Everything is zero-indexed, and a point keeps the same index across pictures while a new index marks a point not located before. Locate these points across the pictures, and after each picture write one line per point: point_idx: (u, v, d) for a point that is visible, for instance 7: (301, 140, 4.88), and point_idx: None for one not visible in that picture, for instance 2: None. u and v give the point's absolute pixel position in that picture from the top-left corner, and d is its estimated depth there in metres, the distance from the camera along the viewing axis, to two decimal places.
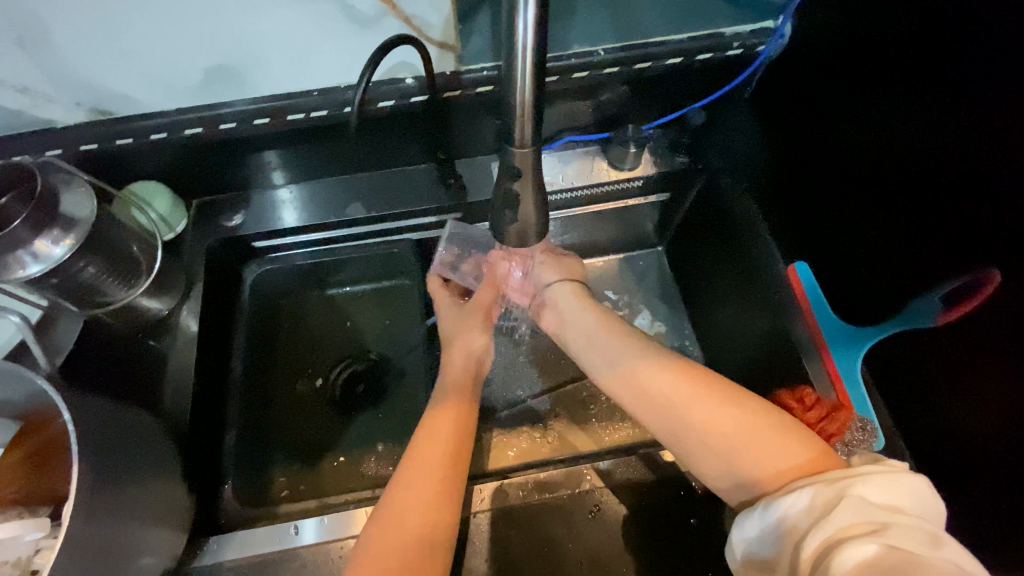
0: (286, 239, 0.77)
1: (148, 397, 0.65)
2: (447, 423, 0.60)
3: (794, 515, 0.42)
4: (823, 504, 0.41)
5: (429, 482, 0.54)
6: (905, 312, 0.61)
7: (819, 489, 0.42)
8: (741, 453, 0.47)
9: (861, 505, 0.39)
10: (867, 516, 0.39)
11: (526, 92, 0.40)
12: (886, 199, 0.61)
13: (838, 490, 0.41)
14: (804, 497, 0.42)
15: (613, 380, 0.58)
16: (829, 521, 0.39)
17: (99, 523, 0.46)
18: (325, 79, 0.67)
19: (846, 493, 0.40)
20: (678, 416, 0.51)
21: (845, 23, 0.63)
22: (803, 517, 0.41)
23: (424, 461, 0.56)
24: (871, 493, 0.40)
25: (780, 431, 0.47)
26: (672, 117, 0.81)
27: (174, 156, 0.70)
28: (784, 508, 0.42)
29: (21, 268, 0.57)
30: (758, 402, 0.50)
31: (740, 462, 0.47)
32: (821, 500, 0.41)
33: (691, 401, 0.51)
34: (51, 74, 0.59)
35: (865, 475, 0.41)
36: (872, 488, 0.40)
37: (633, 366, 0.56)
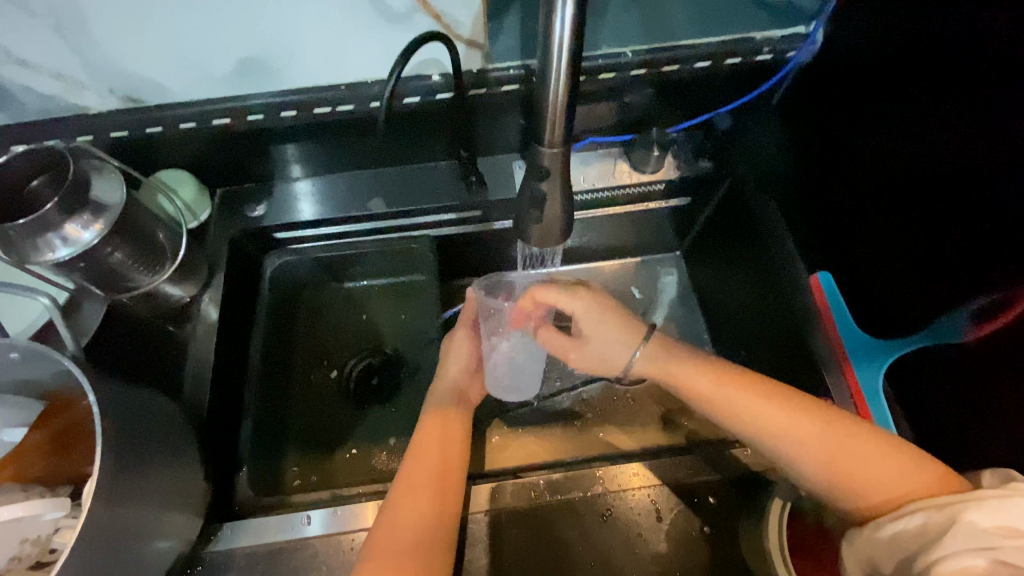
0: (308, 232, 0.77)
1: (169, 382, 0.65)
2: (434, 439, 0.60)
3: (905, 531, 0.47)
4: (936, 525, 0.45)
5: (428, 481, 0.56)
6: (935, 327, 0.60)
7: (929, 513, 0.46)
8: (865, 479, 0.51)
9: (973, 530, 0.43)
10: (980, 540, 0.43)
11: (560, 91, 0.40)
12: (916, 211, 0.59)
13: (949, 515, 0.45)
14: (916, 519, 0.46)
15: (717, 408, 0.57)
16: (940, 545, 0.44)
17: (118, 504, 0.47)
18: (352, 73, 0.67)
19: (957, 518, 0.44)
20: (798, 447, 0.53)
21: (878, 31, 0.62)
22: (919, 536, 0.46)
23: (422, 464, 0.57)
24: (981, 517, 0.43)
25: (891, 453, 0.51)
26: (696, 121, 0.81)
27: (202, 146, 0.71)
28: (894, 531, 0.47)
29: (50, 251, 0.58)
30: (861, 426, 0.53)
31: (867, 486, 0.51)
32: (935, 521, 0.45)
33: (806, 432, 0.53)
34: (87, 60, 0.60)
35: (978, 500, 0.44)
36: (985, 512, 0.44)
37: (733, 399, 0.56)
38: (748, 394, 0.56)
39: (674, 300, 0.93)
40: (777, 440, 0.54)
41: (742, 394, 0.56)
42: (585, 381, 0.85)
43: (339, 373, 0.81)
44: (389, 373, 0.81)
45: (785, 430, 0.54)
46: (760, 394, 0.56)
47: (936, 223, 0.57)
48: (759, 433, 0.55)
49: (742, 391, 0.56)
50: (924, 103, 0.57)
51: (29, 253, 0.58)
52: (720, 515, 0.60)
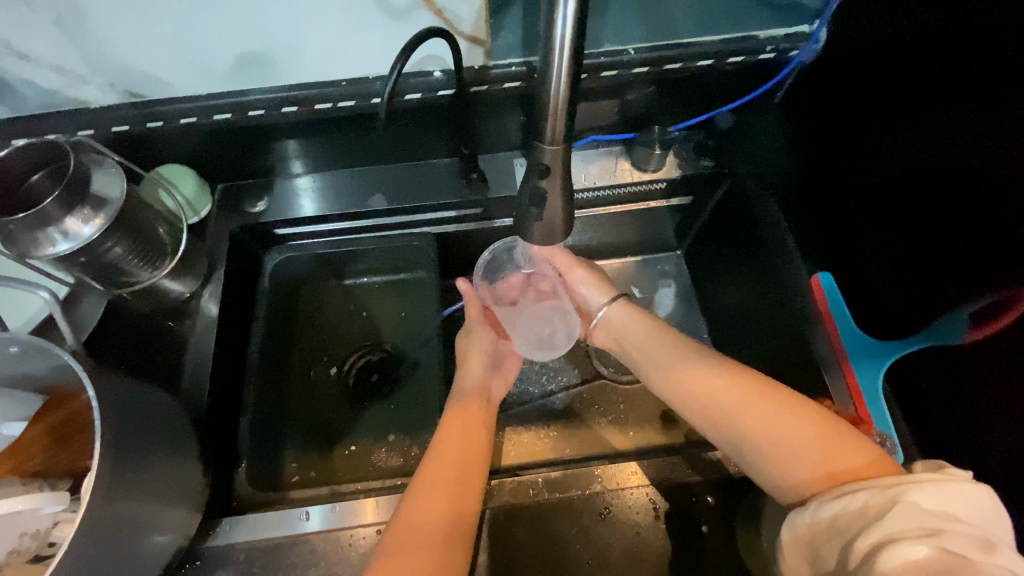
0: (309, 228, 0.77)
1: (168, 377, 0.66)
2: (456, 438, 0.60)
3: (846, 514, 0.41)
4: (876, 507, 0.40)
5: (450, 479, 0.56)
6: (936, 327, 0.60)
7: (871, 493, 0.41)
8: (808, 454, 0.48)
9: (912, 510, 0.39)
10: (922, 521, 0.38)
11: (561, 88, 0.40)
12: (918, 212, 0.59)
13: (891, 495, 0.40)
14: (856, 499, 0.41)
15: (674, 378, 0.59)
16: (878, 527, 0.39)
17: (116, 499, 0.47)
18: (354, 69, 0.67)
19: (900, 498, 0.39)
20: (741, 418, 0.52)
21: (882, 30, 0.61)
22: (857, 519, 0.41)
23: (445, 463, 0.57)
24: (925, 498, 0.39)
25: (842, 435, 0.48)
26: (699, 119, 0.80)
27: (202, 141, 0.71)
28: (833, 511, 0.42)
29: (50, 246, 0.58)
30: (816, 410, 0.51)
31: (808, 462, 0.47)
32: (876, 502, 0.40)
33: (751, 403, 0.52)
34: (87, 54, 0.60)
35: (919, 482, 0.40)
36: (929, 494, 0.39)
37: (688, 370, 0.58)
38: (700, 365, 0.58)
39: (674, 299, 0.93)
40: (729, 408, 0.53)
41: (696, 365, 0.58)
42: (585, 379, 0.85)
43: (339, 369, 0.81)
44: (389, 369, 0.81)
45: (731, 401, 0.53)
46: (712, 366, 0.57)
47: (936, 224, 0.57)
48: (707, 403, 0.55)
49: (697, 364, 0.58)
50: (926, 103, 0.57)
51: (29, 248, 0.58)
52: (719, 515, 0.60)
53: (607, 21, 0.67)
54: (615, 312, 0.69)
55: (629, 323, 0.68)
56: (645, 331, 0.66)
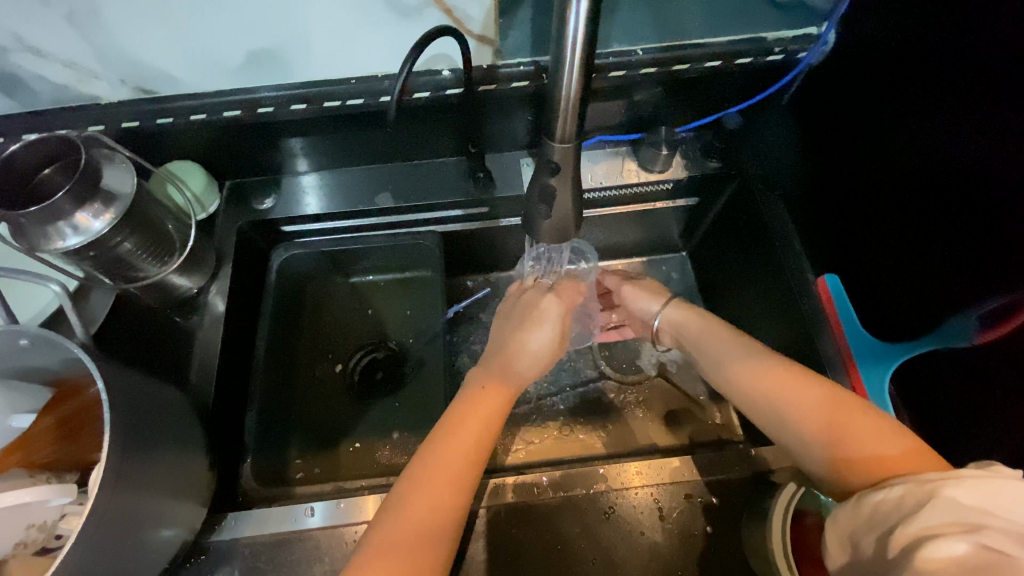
0: (316, 225, 0.78)
1: (176, 372, 0.66)
2: (461, 427, 0.57)
3: (885, 506, 0.42)
4: (913, 498, 0.41)
5: (441, 477, 0.53)
6: (942, 330, 0.60)
7: (910, 486, 0.42)
8: (846, 443, 0.49)
9: (952, 504, 0.39)
10: (958, 515, 0.38)
11: (573, 86, 0.40)
12: (927, 212, 0.59)
13: (928, 490, 0.40)
14: (895, 490, 0.43)
15: (720, 374, 0.62)
16: (917, 519, 0.39)
17: (124, 492, 0.47)
18: (363, 68, 0.67)
19: (937, 493, 0.40)
20: (783, 408, 0.55)
21: (890, 32, 0.61)
22: (896, 511, 0.42)
23: (443, 451, 0.55)
24: (963, 493, 0.39)
25: (880, 425, 0.50)
26: (706, 120, 0.80)
27: (211, 137, 0.72)
28: (875, 500, 0.43)
29: (61, 239, 0.58)
30: (857, 401, 0.52)
31: (847, 451, 0.49)
32: (914, 494, 0.41)
33: (792, 394, 0.54)
34: (100, 51, 0.61)
35: (960, 477, 0.40)
36: (966, 489, 0.39)
37: (734, 364, 0.61)
38: (745, 360, 0.60)
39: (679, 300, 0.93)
40: (772, 397, 0.56)
41: (740, 359, 0.61)
42: (589, 379, 0.85)
43: (345, 366, 0.81)
44: (394, 367, 0.82)
45: (772, 393, 0.56)
46: (756, 358, 0.60)
47: (945, 226, 0.57)
48: (750, 395, 0.58)
49: (740, 358, 0.61)
50: (934, 104, 0.57)
51: (40, 241, 0.58)
52: (723, 516, 0.60)
53: (616, 21, 0.67)
54: (672, 314, 0.72)
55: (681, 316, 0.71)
56: (697, 323, 0.69)
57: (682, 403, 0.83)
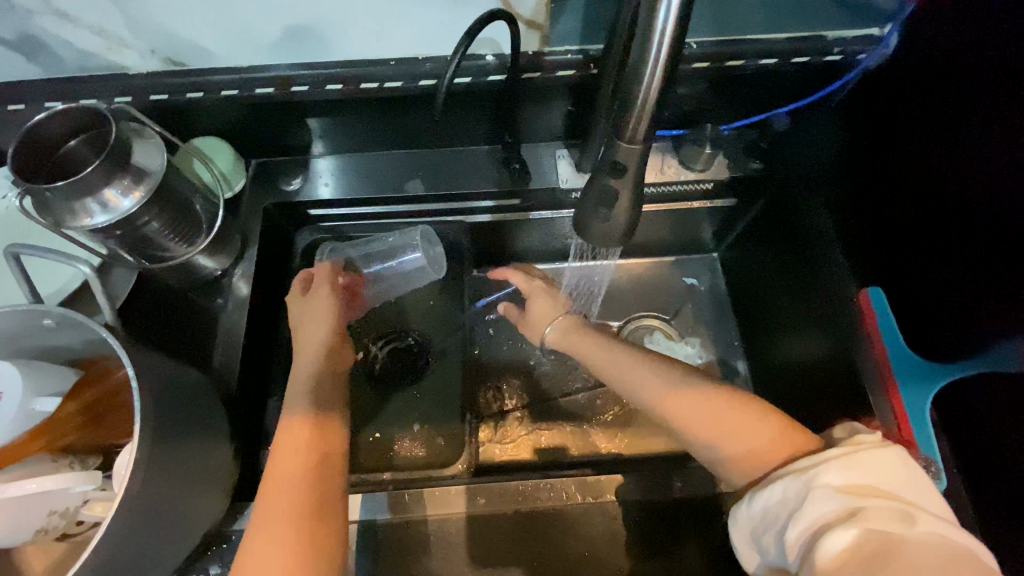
0: (342, 210, 0.75)
1: (199, 356, 0.64)
2: (290, 451, 0.54)
3: (772, 508, 0.44)
4: (795, 494, 0.43)
5: (285, 504, 0.50)
6: (991, 354, 0.57)
7: (788, 482, 0.44)
8: (721, 442, 0.51)
9: (827, 491, 0.42)
10: (839, 502, 0.41)
11: (654, 84, 0.37)
12: (984, 229, 0.57)
13: (805, 482, 0.43)
14: (777, 490, 0.44)
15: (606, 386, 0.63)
16: (805, 512, 0.42)
17: (152, 483, 0.46)
18: (403, 49, 0.65)
19: (814, 484, 0.42)
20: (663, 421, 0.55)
21: (954, 36, 0.59)
22: (784, 508, 0.43)
23: (284, 480, 0.51)
24: (836, 480, 0.42)
25: (749, 416, 0.51)
26: (756, 119, 0.77)
27: (240, 115, 0.69)
28: (764, 504, 0.45)
29: (88, 217, 0.56)
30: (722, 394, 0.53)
31: (723, 448, 0.51)
32: (795, 489, 0.43)
33: (666, 404, 0.55)
34: (131, 18, 0.58)
35: (828, 462, 0.43)
36: (836, 474, 0.42)
37: (613, 377, 0.61)
38: (620, 373, 0.60)
39: (706, 301, 0.91)
40: (671, 410, 0.54)
41: (617, 373, 0.61)
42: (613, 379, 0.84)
43: (365, 355, 0.80)
44: (415, 358, 0.80)
45: (652, 404, 0.56)
46: (629, 368, 0.60)
47: (1006, 248, 0.54)
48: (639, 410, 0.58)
49: (613, 369, 0.61)
50: (998, 117, 0.55)
51: (65, 217, 0.56)
52: None
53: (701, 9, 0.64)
54: (557, 336, 0.70)
55: (563, 336, 0.70)
56: (586, 339, 0.67)
57: None
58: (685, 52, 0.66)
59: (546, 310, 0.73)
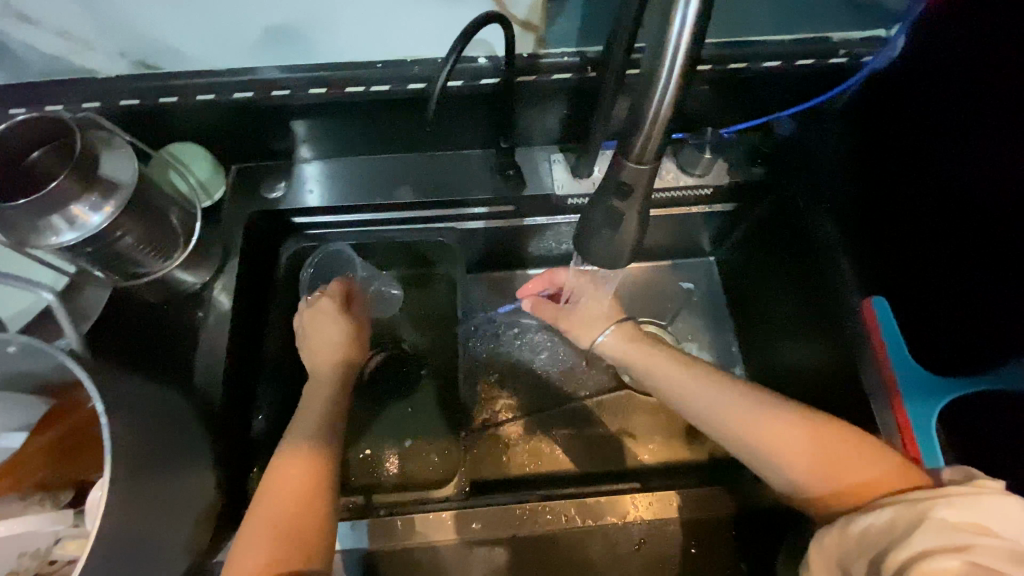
0: (327, 219, 0.72)
1: (178, 376, 0.61)
2: (294, 479, 0.51)
3: (871, 529, 0.42)
4: (903, 522, 0.41)
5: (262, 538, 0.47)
6: (998, 373, 0.57)
7: (898, 508, 0.41)
8: (820, 470, 0.48)
9: (943, 525, 0.39)
10: (951, 538, 0.39)
11: (667, 101, 0.35)
12: (996, 241, 0.55)
13: (919, 511, 0.40)
14: (884, 514, 0.42)
15: (675, 403, 0.59)
16: (911, 542, 0.39)
17: (129, 522, 0.43)
18: (391, 51, 0.61)
19: (927, 515, 0.40)
20: (752, 443, 0.52)
21: (966, 39, 0.57)
22: (885, 533, 0.41)
23: (271, 508, 0.49)
24: (952, 513, 0.40)
25: (851, 445, 0.49)
26: (754, 123, 0.75)
27: (219, 120, 0.65)
28: (862, 526, 0.42)
29: (55, 235, 0.52)
30: (822, 418, 0.51)
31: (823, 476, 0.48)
32: (903, 517, 0.41)
33: (754, 426, 0.52)
34: (98, 19, 0.54)
35: (947, 496, 0.41)
36: (956, 508, 0.40)
37: (690, 393, 0.57)
38: (698, 389, 0.57)
39: (703, 307, 0.89)
40: (748, 434, 0.52)
41: (693, 389, 0.57)
42: (609, 388, 0.82)
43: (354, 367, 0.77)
44: (406, 369, 0.77)
45: (735, 425, 0.53)
46: (705, 386, 0.57)
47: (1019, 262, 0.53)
48: (715, 430, 0.55)
49: (686, 386, 0.58)
50: (1008, 124, 0.53)
51: (29, 236, 0.52)
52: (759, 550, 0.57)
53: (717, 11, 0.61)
54: (617, 339, 0.66)
55: (626, 344, 0.65)
56: (650, 351, 0.63)
57: None
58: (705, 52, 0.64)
59: (602, 308, 0.69)
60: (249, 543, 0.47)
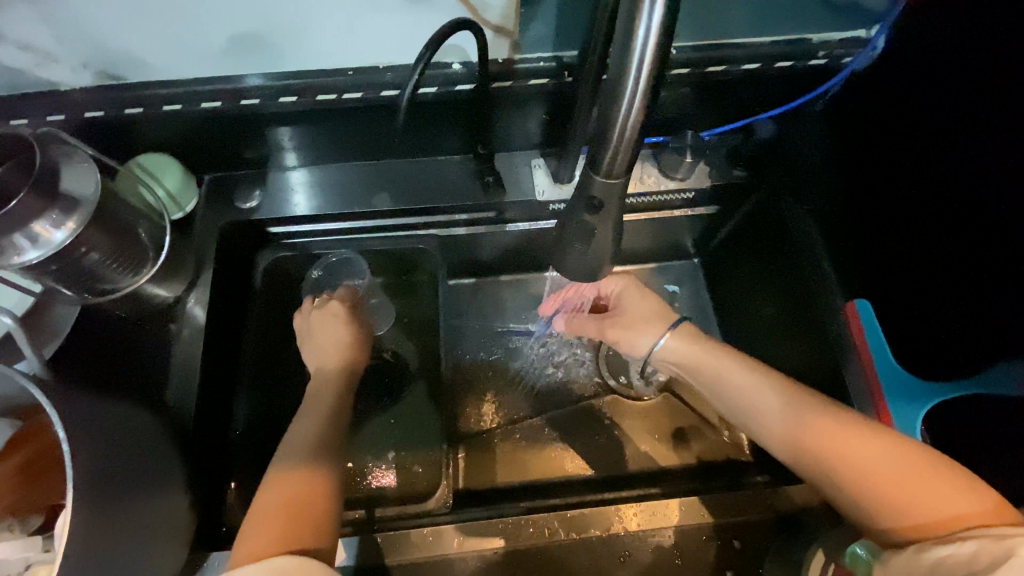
0: (304, 227, 0.71)
1: (151, 393, 0.60)
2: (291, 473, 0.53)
3: (950, 559, 0.41)
4: (988, 556, 0.40)
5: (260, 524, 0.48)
6: (985, 375, 0.55)
7: (984, 543, 0.40)
8: (899, 498, 0.47)
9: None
10: None
11: (635, 114, 0.34)
12: (976, 243, 0.55)
13: (1006, 546, 0.39)
14: (966, 546, 0.41)
15: (744, 414, 0.59)
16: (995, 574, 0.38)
17: (94, 550, 0.42)
18: (362, 58, 0.60)
19: (1016, 551, 0.38)
20: (829, 461, 0.51)
21: (943, 40, 0.56)
22: (965, 565, 0.40)
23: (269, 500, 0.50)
24: None
25: (935, 474, 0.47)
26: (735, 125, 0.74)
27: (188, 130, 0.64)
28: (938, 555, 0.42)
29: (17, 254, 0.50)
30: (907, 444, 0.49)
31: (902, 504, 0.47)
32: (987, 551, 0.40)
33: (836, 445, 0.51)
34: (56, 31, 0.52)
35: None
36: None
37: (766, 404, 0.57)
38: (777, 398, 0.57)
39: (690, 309, 0.88)
40: (826, 452, 0.51)
41: (769, 397, 0.57)
42: (595, 394, 0.81)
43: None
44: (389, 378, 0.76)
45: (810, 440, 0.53)
46: (790, 396, 0.56)
47: (999, 265, 0.52)
48: (788, 442, 0.54)
49: (760, 396, 0.57)
50: (986, 125, 0.53)
51: None
52: (745, 559, 0.57)
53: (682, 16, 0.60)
54: (673, 345, 0.64)
55: (688, 348, 0.63)
56: (719, 358, 0.61)
57: (691, 421, 0.79)
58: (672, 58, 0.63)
59: (650, 310, 0.66)
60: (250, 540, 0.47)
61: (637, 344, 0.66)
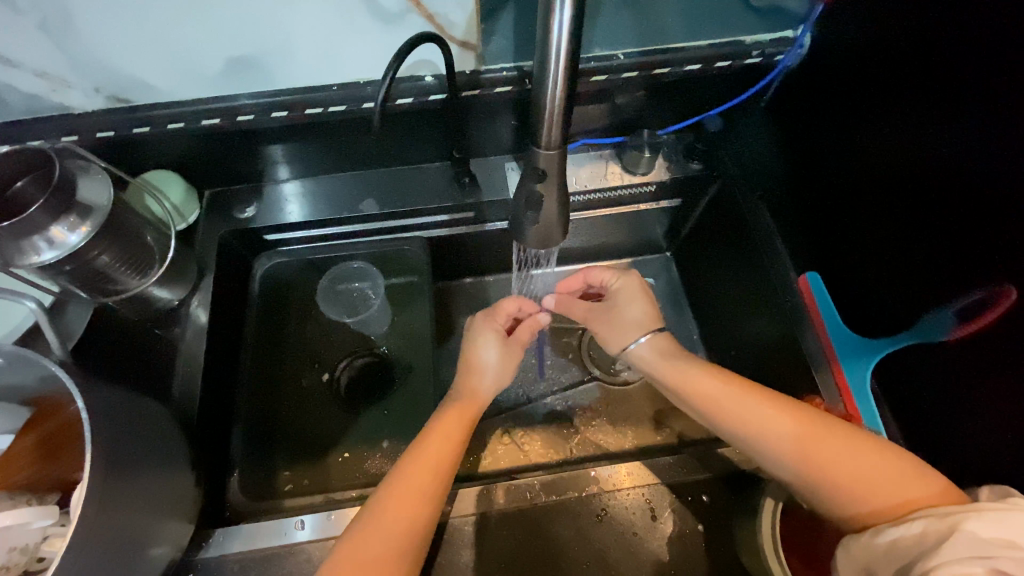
0: (299, 233, 0.77)
1: (158, 386, 0.65)
2: (438, 443, 0.59)
3: (904, 539, 0.45)
4: (936, 532, 0.44)
5: (406, 493, 0.55)
6: (918, 326, 0.61)
7: (930, 521, 0.45)
8: (865, 485, 0.51)
9: (973, 539, 0.41)
10: (978, 548, 0.40)
11: (558, 93, 0.41)
12: (901, 212, 0.60)
13: (950, 523, 0.43)
14: (916, 526, 0.45)
15: (708, 415, 0.60)
16: (939, 552, 0.42)
17: (111, 511, 0.47)
18: (345, 74, 0.67)
19: (958, 526, 0.42)
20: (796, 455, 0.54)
21: (859, 33, 0.63)
22: (917, 544, 0.44)
23: (418, 462, 0.57)
24: (982, 527, 0.42)
25: (894, 462, 0.51)
26: (688, 122, 0.82)
27: (190, 146, 0.70)
28: (894, 537, 0.46)
29: (36, 254, 0.56)
30: (866, 437, 0.54)
31: (867, 491, 0.51)
32: (934, 529, 0.44)
33: (804, 440, 0.54)
34: (71, 59, 0.59)
35: (981, 510, 0.43)
36: (988, 523, 0.42)
37: (731, 407, 0.58)
38: (742, 397, 0.58)
39: (665, 301, 0.93)
40: (793, 447, 0.54)
41: (736, 397, 0.59)
42: (576, 382, 0.86)
43: (332, 375, 0.78)
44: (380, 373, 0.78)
45: (777, 436, 0.55)
46: (753, 397, 0.58)
47: (923, 229, 0.58)
48: (752, 439, 0.56)
49: (723, 399, 0.59)
50: (900, 108, 0.59)
51: (14, 256, 0.56)
52: (715, 514, 0.61)
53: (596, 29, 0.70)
54: (646, 346, 0.66)
55: (655, 359, 0.66)
56: (688, 373, 0.62)
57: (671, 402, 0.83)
58: (579, 67, 0.69)
59: (636, 316, 0.68)
60: (362, 546, 0.51)
61: (614, 334, 0.69)
